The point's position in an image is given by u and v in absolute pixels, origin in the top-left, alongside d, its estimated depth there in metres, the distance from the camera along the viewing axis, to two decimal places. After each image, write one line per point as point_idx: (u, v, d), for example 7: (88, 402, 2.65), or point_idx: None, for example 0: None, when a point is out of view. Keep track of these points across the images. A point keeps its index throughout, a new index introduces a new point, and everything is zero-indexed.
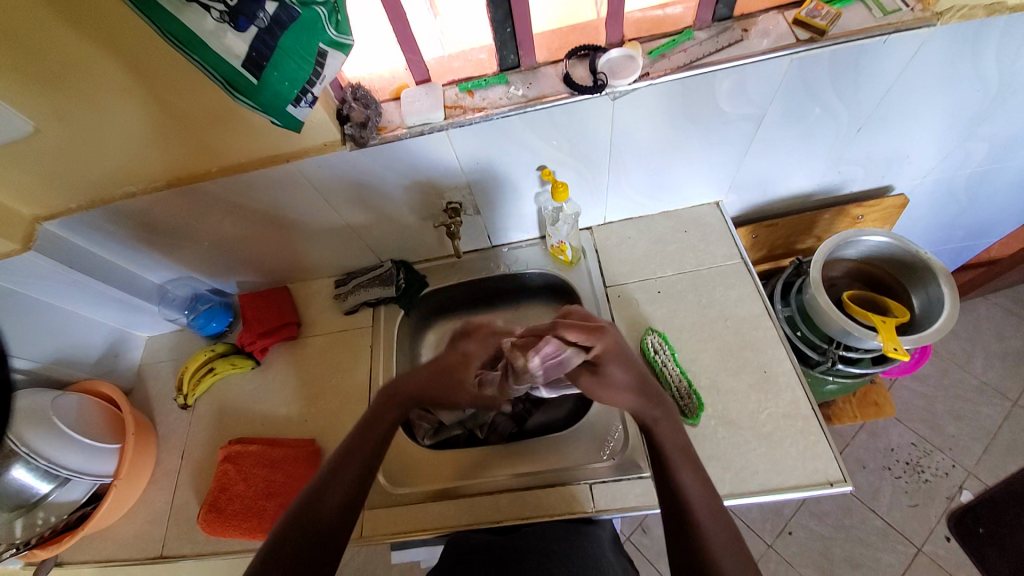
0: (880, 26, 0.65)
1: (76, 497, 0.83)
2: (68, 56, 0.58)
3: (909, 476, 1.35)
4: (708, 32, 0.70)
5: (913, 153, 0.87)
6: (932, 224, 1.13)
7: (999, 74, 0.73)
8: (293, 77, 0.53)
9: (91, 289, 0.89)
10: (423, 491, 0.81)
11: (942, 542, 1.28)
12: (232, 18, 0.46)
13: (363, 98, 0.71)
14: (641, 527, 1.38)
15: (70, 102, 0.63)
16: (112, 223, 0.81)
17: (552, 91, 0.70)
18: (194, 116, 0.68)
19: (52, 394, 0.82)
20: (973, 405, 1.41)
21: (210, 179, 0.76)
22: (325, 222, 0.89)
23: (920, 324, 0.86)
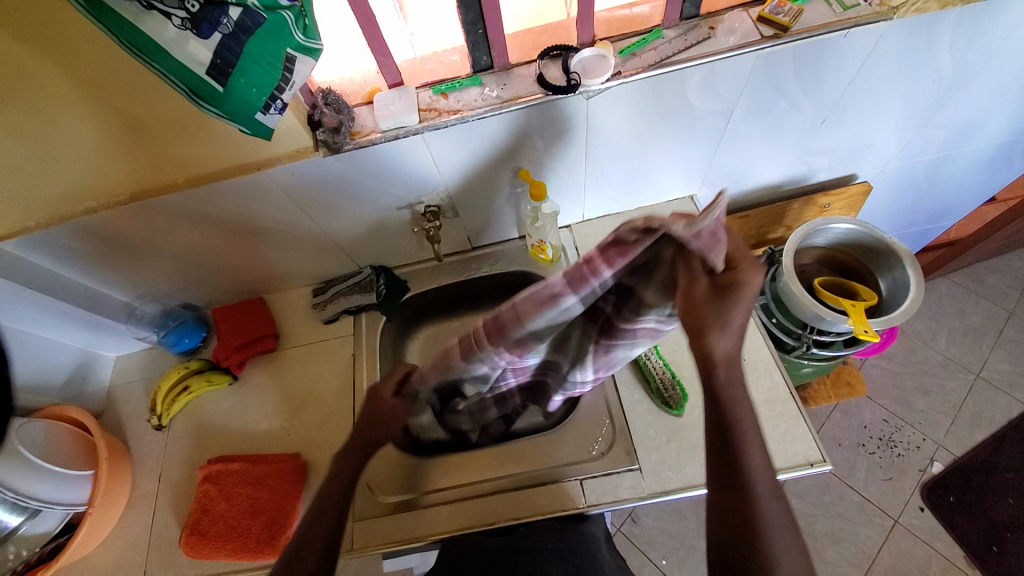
0: (841, 21, 0.67)
1: (47, 529, 0.79)
2: (16, 64, 0.54)
3: (882, 452, 1.41)
4: (677, 30, 0.71)
5: (874, 142, 0.91)
6: (894, 209, 1.18)
7: (951, 64, 0.76)
8: (260, 84, 0.51)
9: (52, 309, 0.85)
10: (392, 501, 0.80)
11: (915, 512, 1.35)
12: (194, 25, 0.45)
13: (334, 102, 0.69)
14: (630, 518, 1.40)
15: (21, 115, 0.59)
16: (73, 240, 0.77)
17: (526, 92, 0.70)
18: (157, 124, 0.65)
19: (17, 421, 0.77)
20: (938, 380, 1.49)
21: (177, 190, 0.73)
22: (299, 230, 0.86)
23: (888, 307, 0.90)
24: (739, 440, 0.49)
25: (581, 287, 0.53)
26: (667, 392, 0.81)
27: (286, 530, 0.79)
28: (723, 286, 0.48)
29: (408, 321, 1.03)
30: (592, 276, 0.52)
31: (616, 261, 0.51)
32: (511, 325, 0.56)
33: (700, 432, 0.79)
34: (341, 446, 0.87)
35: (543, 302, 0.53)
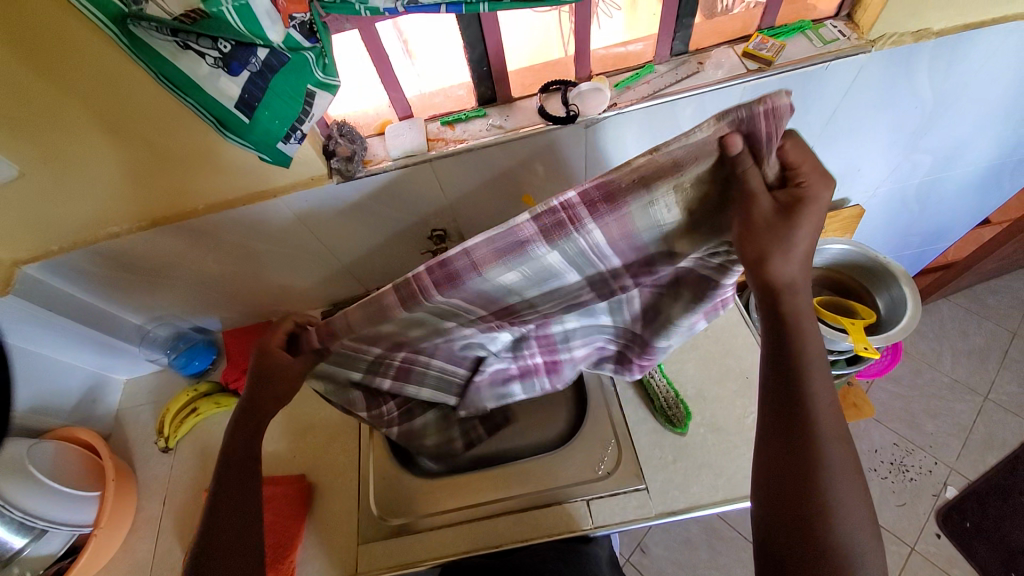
0: (822, 53, 0.72)
1: (52, 550, 0.80)
2: (56, 101, 0.59)
3: (894, 476, 1.39)
4: (668, 66, 0.76)
5: (863, 166, 0.95)
6: (889, 231, 1.21)
7: (930, 93, 0.81)
8: (282, 116, 0.56)
9: (68, 330, 0.88)
10: (397, 524, 0.80)
11: (932, 540, 1.31)
12: (225, 64, 0.50)
13: (348, 134, 0.74)
14: (639, 547, 1.37)
15: (56, 144, 0.64)
16: (95, 264, 0.81)
17: (528, 122, 0.74)
18: (180, 156, 0.69)
19: (27, 441, 0.78)
20: (946, 402, 1.47)
21: (196, 216, 0.77)
22: (311, 254, 0.90)
23: (887, 325, 0.91)
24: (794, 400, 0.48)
25: (559, 237, 0.49)
26: (671, 410, 0.82)
27: (290, 553, 0.77)
28: (786, 203, 0.46)
29: None
30: (571, 224, 0.49)
31: (604, 208, 0.48)
32: (465, 271, 0.51)
33: (704, 450, 0.79)
34: (347, 467, 0.88)
35: (508, 250, 0.50)
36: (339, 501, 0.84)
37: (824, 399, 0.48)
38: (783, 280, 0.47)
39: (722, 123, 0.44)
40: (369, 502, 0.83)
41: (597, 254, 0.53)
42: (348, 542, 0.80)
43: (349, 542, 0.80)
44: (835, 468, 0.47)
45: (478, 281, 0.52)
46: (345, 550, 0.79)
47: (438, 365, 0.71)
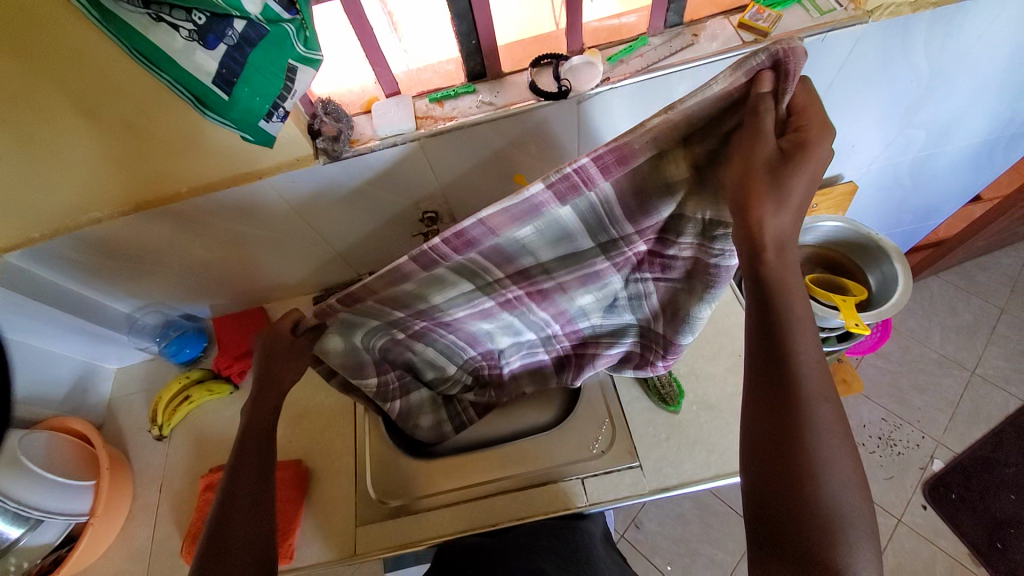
0: (819, 25, 0.70)
1: (48, 540, 0.79)
2: (24, 80, 0.57)
3: (882, 450, 1.42)
4: (662, 38, 0.74)
5: (857, 142, 0.94)
6: (882, 208, 1.20)
7: (927, 65, 0.79)
8: (264, 93, 0.54)
9: (54, 320, 0.86)
10: (399, 504, 0.81)
11: (918, 511, 1.34)
12: (200, 37, 0.48)
13: (333, 112, 0.71)
14: (634, 523, 1.39)
15: (28, 127, 0.61)
16: (77, 252, 0.79)
17: (519, 99, 0.72)
18: (160, 138, 0.67)
19: (18, 432, 0.77)
20: (934, 377, 1.50)
21: (181, 200, 0.75)
22: (300, 238, 0.88)
23: (878, 302, 0.92)
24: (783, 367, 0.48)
25: (572, 198, 0.48)
26: (664, 388, 0.82)
27: (290, 538, 0.78)
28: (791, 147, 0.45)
29: None
30: (584, 184, 0.47)
31: (615, 169, 0.47)
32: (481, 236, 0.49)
33: (697, 427, 0.79)
34: (343, 451, 0.88)
35: (523, 215, 0.48)
36: (336, 485, 0.85)
37: (808, 370, 0.48)
38: (769, 235, 0.47)
39: (739, 71, 0.44)
40: (366, 486, 0.83)
41: (607, 213, 0.52)
42: (345, 525, 0.80)
43: (346, 525, 0.81)
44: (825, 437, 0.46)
45: (495, 243, 0.51)
46: (342, 533, 0.80)
47: (451, 336, 0.71)
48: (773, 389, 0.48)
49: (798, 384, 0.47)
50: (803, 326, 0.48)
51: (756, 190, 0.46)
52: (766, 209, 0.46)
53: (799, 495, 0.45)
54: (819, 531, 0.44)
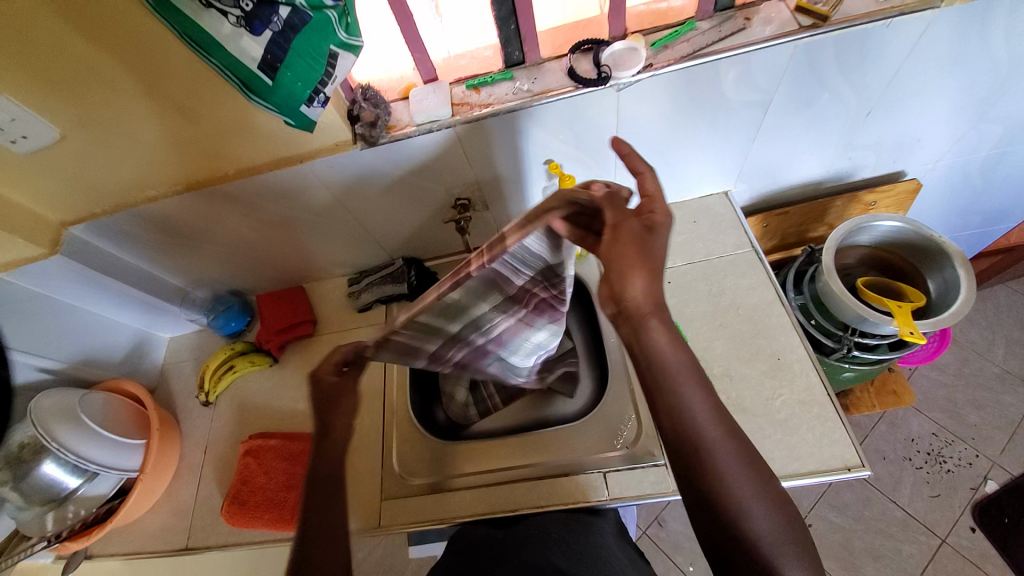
0: (884, 9, 0.65)
1: (104, 491, 0.87)
2: (87, 64, 0.60)
3: (930, 467, 1.34)
4: (711, 22, 0.70)
5: (924, 137, 0.87)
6: (947, 209, 1.11)
7: (1009, 53, 0.72)
8: (304, 78, 0.55)
9: (115, 289, 0.92)
10: (420, 484, 0.83)
11: (966, 533, 1.26)
12: (247, 23, 0.49)
13: (372, 98, 0.72)
14: (657, 521, 1.39)
15: (93, 108, 0.65)
16: (133, 227, 0.84)
17: (557, 85, 0.70)
18: (211, 120, 0.70)
19: (78, 394, 0.86)
20: (993, 393, 1.39)
21: (228, 181, 0.79)
22: (337, 219, 0.90)
23: (936, 308, 0.85)
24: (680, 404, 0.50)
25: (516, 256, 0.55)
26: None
27: None
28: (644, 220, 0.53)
29: None
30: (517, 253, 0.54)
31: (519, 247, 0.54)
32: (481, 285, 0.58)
33: None
34: (370, 428, 0.91)
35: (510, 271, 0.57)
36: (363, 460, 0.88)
37: (697, 407, 0.50)
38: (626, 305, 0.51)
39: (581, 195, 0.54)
40: (392, 463, 0.86)
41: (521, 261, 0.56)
42: (371, 497, 0.83)
43: (372, 499, 0.84)
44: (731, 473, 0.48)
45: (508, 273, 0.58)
46: (368, 507, 0.82)
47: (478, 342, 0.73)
48: (678, 444, 0.50)
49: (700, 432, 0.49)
50: (683, 372, 0.50)
51: (629, 262, 0.50)
52: (640, 277, 0.50)
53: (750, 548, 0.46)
54: None
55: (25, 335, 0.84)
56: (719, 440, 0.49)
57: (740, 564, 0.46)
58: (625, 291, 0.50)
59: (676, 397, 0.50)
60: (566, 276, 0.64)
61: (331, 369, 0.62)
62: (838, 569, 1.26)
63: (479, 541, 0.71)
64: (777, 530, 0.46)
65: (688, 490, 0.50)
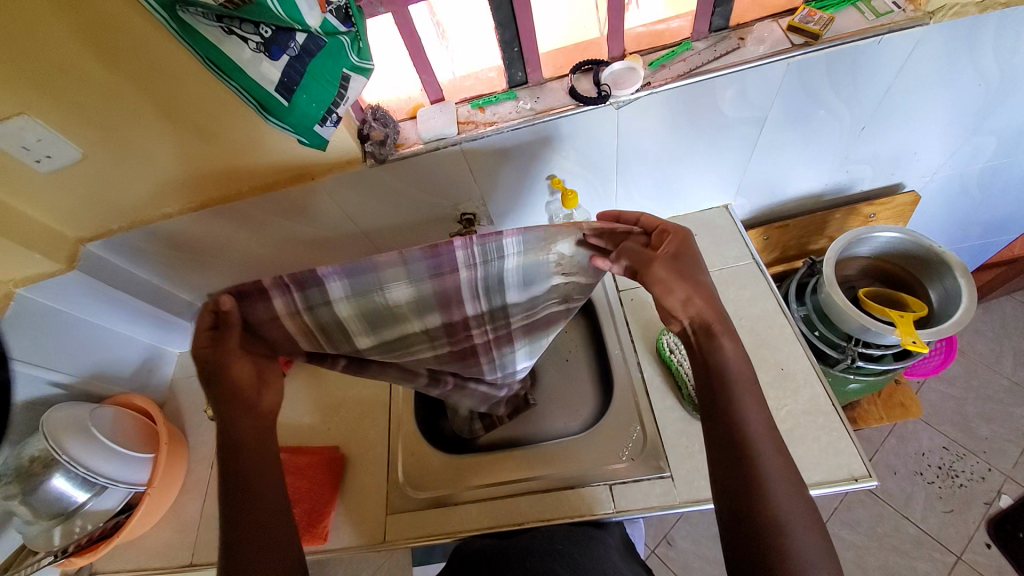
0: (874, 27, 0.67)
1: (111, 505, 0.87)
2: (112, 88, 0.63)
3: (942, 481, 1.32)
4: (706, 42, 0.73)
5: (920, 150, 0.89)
6: (947, 220, 1.12)
7: (998, 68, 0.74)
8: (319, 100, 0.57)
9: (127, 305, 0.95)
10: (425, 497, 0.83)
11: (982, 550, 1.23)
12: (266, 48, 0.51)
13: (382, 118, 0.75)
14: (665, 539, 1.36)
15: (114, 129, 0.68)
16: (147, 243, 0.87)
17: (559, 104, 0.73)
18: (226, 141, 0.73)
19: (88, 407, 0.87)
20: (1004, 406, 1.38)
21: (241, 198, 0.81)
22: (346, 235, 0.92)
23: (939, 318, 0.85)
24: (736, 416, 0.56)
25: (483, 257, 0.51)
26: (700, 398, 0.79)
27: (323, 519, 0.82)
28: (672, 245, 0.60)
29: None
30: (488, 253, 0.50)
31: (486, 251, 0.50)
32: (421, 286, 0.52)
33: None
34: (376, 441, 0.91)
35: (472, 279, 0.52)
36: (369, 474, 0.88)
37: (751, 419, 0.56)
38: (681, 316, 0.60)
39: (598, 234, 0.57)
40: (398, 476, 0.86)
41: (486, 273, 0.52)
42: (377, 512, 0.83)
43: (378, 513, 0.84)
44: (770, 479, 0.52)
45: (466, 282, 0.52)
46: (374, 521, 0.83)
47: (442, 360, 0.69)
48: (727, 450, 0.55)
49: (748, 443, 0.54)
50: (744, 387, 0.57)
51: (673, 281, 0.59)
52: (682, 293, 0.59)
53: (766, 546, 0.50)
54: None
55: (41, 350, 0.85)
56: (766, 451, 0.54)
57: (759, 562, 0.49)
58: (673, 306, 0.60)
59: (734, 406, 0.56)
60: (510, 320, 0.61)
61: (202, 339, 0.54)
62: None
63: (480, 551, 0.71)
64: (798, 534, 0.50)
65: (726, 499, 0.54)
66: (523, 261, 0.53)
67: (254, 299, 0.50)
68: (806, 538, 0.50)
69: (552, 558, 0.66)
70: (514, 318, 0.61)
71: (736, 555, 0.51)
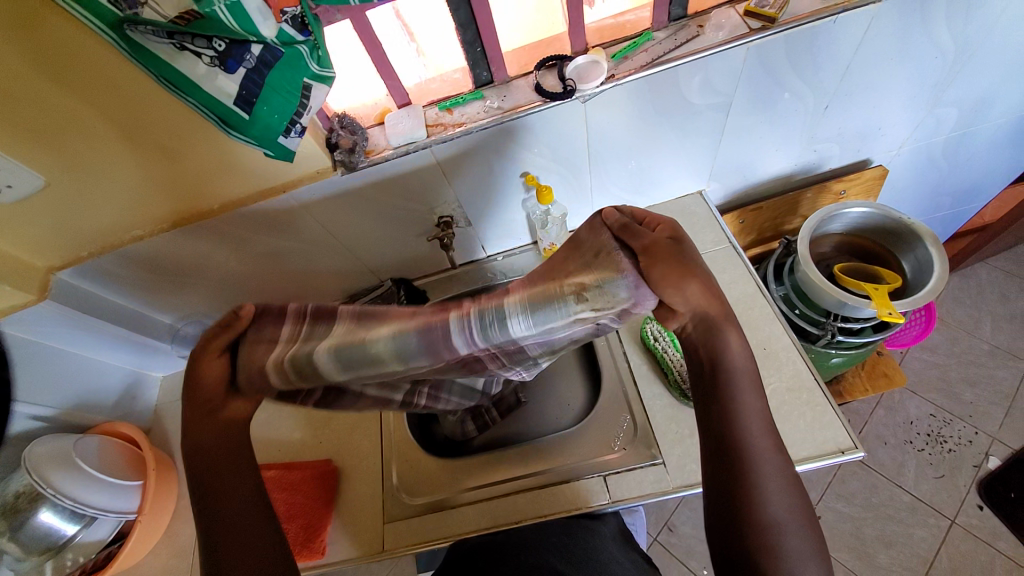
0: (828, 7, 0.68)
1: (101, 536, 0.86)
2: (70, 112, 0.62)
3: (931, 448, 1.34)
4: (666, 32, 0.73)
5: (884, 125, 0.90)
6: (917, 192, 1.15)
7: (952, 41, 0.76)
8: (281, 111, 0.57)
9: (105, 331, 0.93)
10: (422, 502, 0.83)
11: (974, 512, 1.26)
12: (221, 62, 0.51)
13: (349, 125, 0.74)
14: (667, 526, 1.37)
15: (76, 154, 0.67)
16: (122, 267, 0.85)
17: (525, 101, 0.73)
18: (193, 158, 0.72)
19: (72, 438, 0.86)
20: (986, 370, 1.41)
21: (212, 216, 0.80)
22: (324, 245, 0.92)
23: (913, 288, 0.87)
24: (733, 406, 0.52)
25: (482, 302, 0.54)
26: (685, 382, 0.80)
27: (320, 534, 0.81)
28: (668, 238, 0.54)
29: None
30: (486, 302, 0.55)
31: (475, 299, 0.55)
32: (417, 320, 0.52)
33: None
34: (369, 451, 0.91)
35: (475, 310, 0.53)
36: (364, 485, 0.88)
37: (749, 413, 0.51)
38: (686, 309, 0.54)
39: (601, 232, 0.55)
40: (392, 483, 0.86)
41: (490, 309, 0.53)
42: (374, 521, 0.83)
43: (374, 523, 0.83)
44: (764, 477, 0.48)
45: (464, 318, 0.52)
46: (372, 531, 0.82)
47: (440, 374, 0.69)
48: (723, 447, 0.51)
49: (742, 438, 0.50)
50: (744, 377, 0.53)
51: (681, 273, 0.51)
52: (695, 283, 0.52)
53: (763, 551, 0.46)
54: None
55: (21, 382, 0.84)
56: (761, 448, 0.50)
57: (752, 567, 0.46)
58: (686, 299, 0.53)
59: (730, 400, 0.52)
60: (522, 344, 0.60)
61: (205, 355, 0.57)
62: (852, 560, 1.25)
63: (480, 547, 0.71)
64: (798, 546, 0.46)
65: (716, 504, 0.49)
66: (528, 320, 0.53)
67: (263, 320, 0.55)
68: (801, 537, 0.46)
69: (549, 554, 0.67)
70: (527, 343, 0.60)
71: (726, 560, 0.47)
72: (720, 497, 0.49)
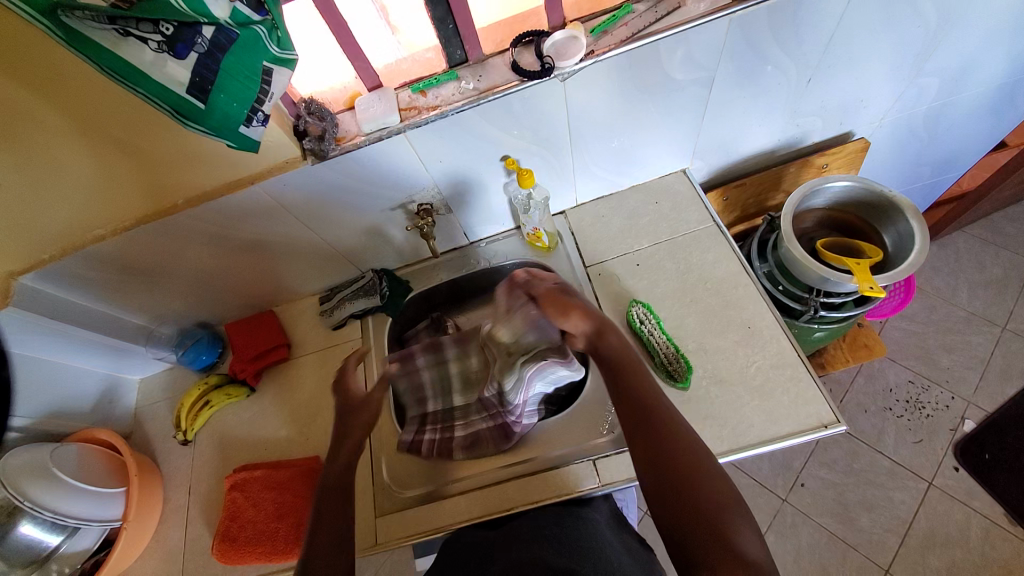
0: None
1: (87, 545, 0.84)
2: (13, 105, 0.58)
3: (910, 414, 1.38)
4: (646, 4, 0.71)
5: (866, 97, 0.89)
6: (897, 164, 1.15)
7: (935, 8, 0.75)
8: (240, 98, 0.53)
9: (76, 336, 0.89)
10: (414, 495, 0.82)
11: (950, 473, 1.31)
12: (170, 47, 0.47)
13: (317, 111, 0.71)
14: None
15: (24, 150, 0.62)
16: (87, 269, 0.81)
17: (502, 81, 0.70)
18: (152, 150, 0.68)
19: (50, 447, 0.82)
20: (962, 336, 1.45)
21: (178, 211, 0.76)
22: (299, 237, 0.88)
23: (894, 262, 0.87)
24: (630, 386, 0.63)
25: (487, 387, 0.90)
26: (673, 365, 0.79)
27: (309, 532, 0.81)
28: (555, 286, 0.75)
29: (416, 319, 1.04)
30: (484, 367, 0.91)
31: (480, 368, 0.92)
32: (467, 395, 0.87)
33: (710, 407, 0.75)
34: None
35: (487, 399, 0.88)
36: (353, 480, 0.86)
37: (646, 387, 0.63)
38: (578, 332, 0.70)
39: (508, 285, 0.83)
40: (381, 477, 0.85)
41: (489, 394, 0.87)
42: (364, 515, 0.82)
43: (365, 517, 0.82)
44: (676, 435, 0.58)
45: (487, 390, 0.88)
46: (363, 526, 0.81)
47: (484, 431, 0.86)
48: (637, 418, 0.61)
49: (651, 407, 0.61)
50: (638, 363, 0.65)
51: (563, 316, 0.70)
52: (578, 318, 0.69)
53: (695, 499, 0.53)
54: (712, 528, 0.51)
55: None
56: (665, 414, 0.60)
57: (690, 518, 0.53)
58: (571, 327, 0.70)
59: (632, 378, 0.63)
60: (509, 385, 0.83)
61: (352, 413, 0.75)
62: (836, 524, 1.30)
63: (471, 542, 0.72)
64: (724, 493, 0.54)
65: (649, 469, 0.57)
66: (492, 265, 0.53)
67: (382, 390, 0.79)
68: (721, 484, 0.55)
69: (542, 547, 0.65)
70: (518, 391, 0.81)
71: (671, 518, 0.54)
72: (651, 464, 0.57)
